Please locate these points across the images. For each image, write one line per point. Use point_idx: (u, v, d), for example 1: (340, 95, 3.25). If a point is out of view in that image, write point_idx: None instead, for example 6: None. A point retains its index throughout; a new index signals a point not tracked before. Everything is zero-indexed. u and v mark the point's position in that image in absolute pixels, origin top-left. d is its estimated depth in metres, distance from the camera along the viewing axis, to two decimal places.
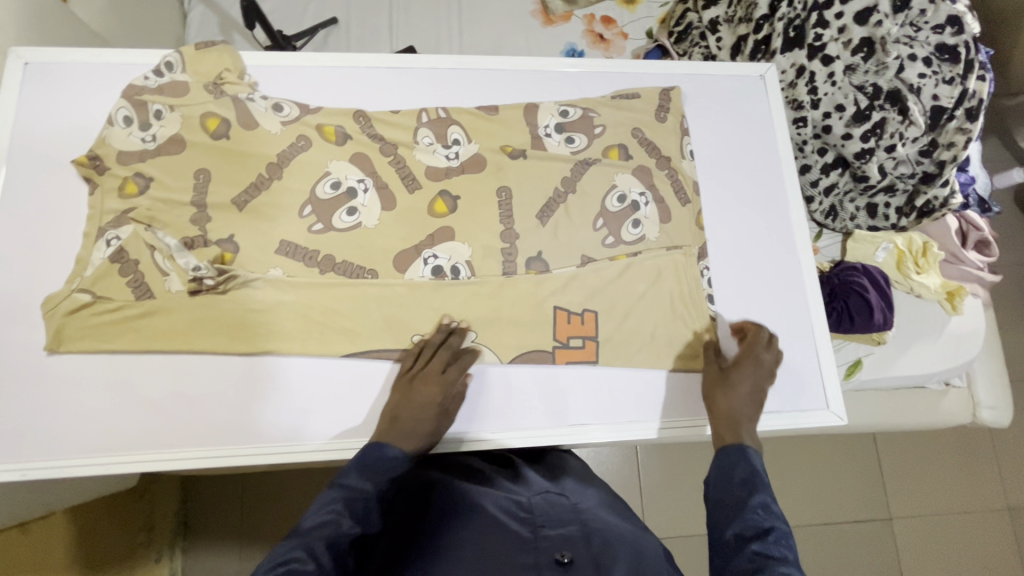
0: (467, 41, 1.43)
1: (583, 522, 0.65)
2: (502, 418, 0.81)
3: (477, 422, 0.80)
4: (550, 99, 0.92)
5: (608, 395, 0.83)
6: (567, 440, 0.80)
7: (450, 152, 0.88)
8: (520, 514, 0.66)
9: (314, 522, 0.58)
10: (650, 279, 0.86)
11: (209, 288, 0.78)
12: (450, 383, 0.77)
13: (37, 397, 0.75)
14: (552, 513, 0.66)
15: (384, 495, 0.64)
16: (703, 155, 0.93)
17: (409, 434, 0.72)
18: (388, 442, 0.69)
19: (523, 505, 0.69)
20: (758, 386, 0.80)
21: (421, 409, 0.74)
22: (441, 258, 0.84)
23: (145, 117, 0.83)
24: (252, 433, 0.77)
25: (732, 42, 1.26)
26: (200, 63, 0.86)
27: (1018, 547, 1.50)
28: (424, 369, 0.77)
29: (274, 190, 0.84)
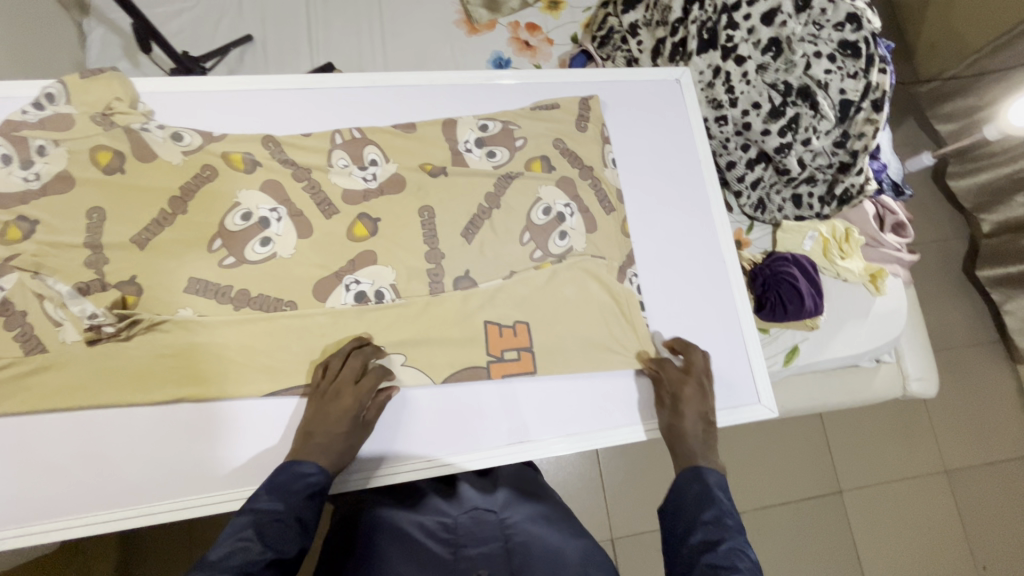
0: (392, 53, 1.40)
1: (503, 537, 0.70)
2: (454, 440, 0.79)
3: (426, 447, 0.78)
4: (469, 114, 0.91)
5: (553, 407, 0.82)
6: (520, 457, 0.79)
7: (367, 173, 0.85)
8: (445, 534, 0.70)
9: (221, 554, 0.55)
10: (574, 284, 0.86)
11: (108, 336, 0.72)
12: (367, 393, 0.73)
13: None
14: (476, 529, 0.71)
15: (303, 514, 0.63)
16: (625, 161, 0.94)
17: (321, 450, 0.69)
18: (300, 460, 0.67)
19: (449, 524, 0.72)
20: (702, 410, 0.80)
21: (336, 426, 0.71)
22: (364, 283, 0.81)
23: (26, 155, 0.77)
24: (170, 487, 0.72)
25: (652, 44, 1.28)
26: (88, 93, 0.79)
27: (957, 507, 1.59)
28: (339, 382, 0.73)
29: (180, 225, 0.79)
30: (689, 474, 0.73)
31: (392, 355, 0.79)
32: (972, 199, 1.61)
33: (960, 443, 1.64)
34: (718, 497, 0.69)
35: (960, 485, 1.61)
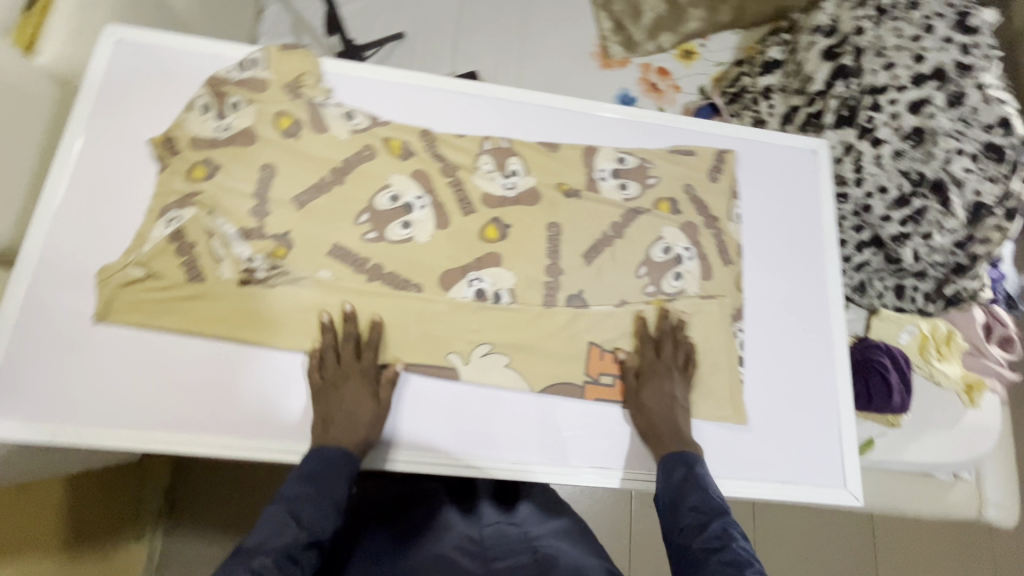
0: (527, 71, 1.48)
1: (533, 549, 0.70)
2: (464, 442, 0.79)
3: (427, 445, 0.79)
4: (610, 145, 0.95)
5: (599, 438, 0.81)
6: (563, 481, 0.79)
7: (507, 181, 0.90)
8: (472, 548, 0.70)
9: (258, 539, 0.59)
10: (681, 326, 0.87)
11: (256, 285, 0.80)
12: (369, 371, 0.77)
13: (71, 362, 0.76)
14: (504, 544, 0.71)
15: (331, 492, 0.67)
16: (750, 218, 0.95)
17: (342, 428, 0.73)
18: (325, 441, 0.71)
19: (477, 540, 0.73)
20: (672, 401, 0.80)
21: (352, 404, 0.74)
22: (485, 282, 0.85)
23: (222, 108, 0.87)
24: (274, 430, 0.77)
25: (784, 110, 1.28)
26: (282, 64, 0.90)
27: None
28: (337, 363, 0.77)
29: (335, 193, 0.85)
30: (676, 457, 0.74)
31: (497, 355, 0.82)
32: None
33: None
34: (704, 483, 0.70)
35: None
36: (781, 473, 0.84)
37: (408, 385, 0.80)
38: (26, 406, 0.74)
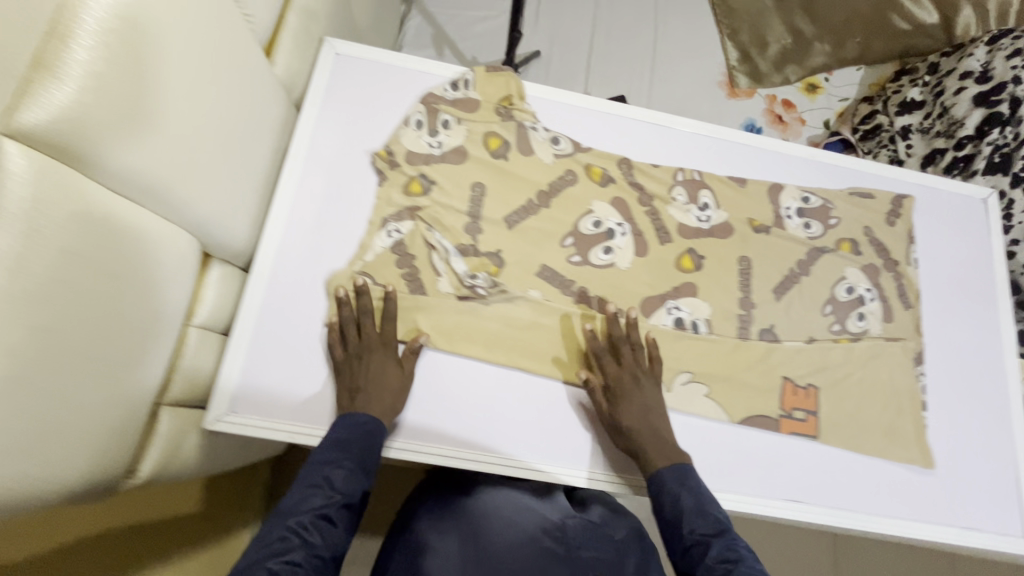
0: (657, 96, 1.50)
1: (615, 551, 0.70)
2: (453, 424, 0.79)
3: (445, 431, 0.79)
4: (794, 183, 0.98)
5: (698, 453, 0.82)
6: (753, 508, 0.81)
7: (701, 214, 0.93)
8: (554, 532, 0.70)
9: (295, 500, 0.63)
10: (868, 367, 0.89)
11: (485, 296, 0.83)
12: (394, 347, 0.78)
13: (304, 366, 0.79)
14: (583, 534, 0.71)
15: (364, 462, 0.69)
16: (928, 264, 0.97)
17: (376, 400, 0.74)
18: (356, 410, 0.73)
19: (557, 524, 0.72)
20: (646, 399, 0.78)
21: (379, 375, 0.76)
22: (683, 311, 0.88)
23: (434, 125, 0.90)
24: (490, 442, 0.79)
25: (926, 152, 1.31)
26: (489, 85, 0.93)
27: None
28: (383, 339, 0.78)
29: (542, 216, 0.88)
30: (671, 475, 0.72)
31: (696, 385, 0.84)
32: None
33: None
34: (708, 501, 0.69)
35: None
36: (966, 519, 0.85)
37: None
38: (263, 407, 0.77)
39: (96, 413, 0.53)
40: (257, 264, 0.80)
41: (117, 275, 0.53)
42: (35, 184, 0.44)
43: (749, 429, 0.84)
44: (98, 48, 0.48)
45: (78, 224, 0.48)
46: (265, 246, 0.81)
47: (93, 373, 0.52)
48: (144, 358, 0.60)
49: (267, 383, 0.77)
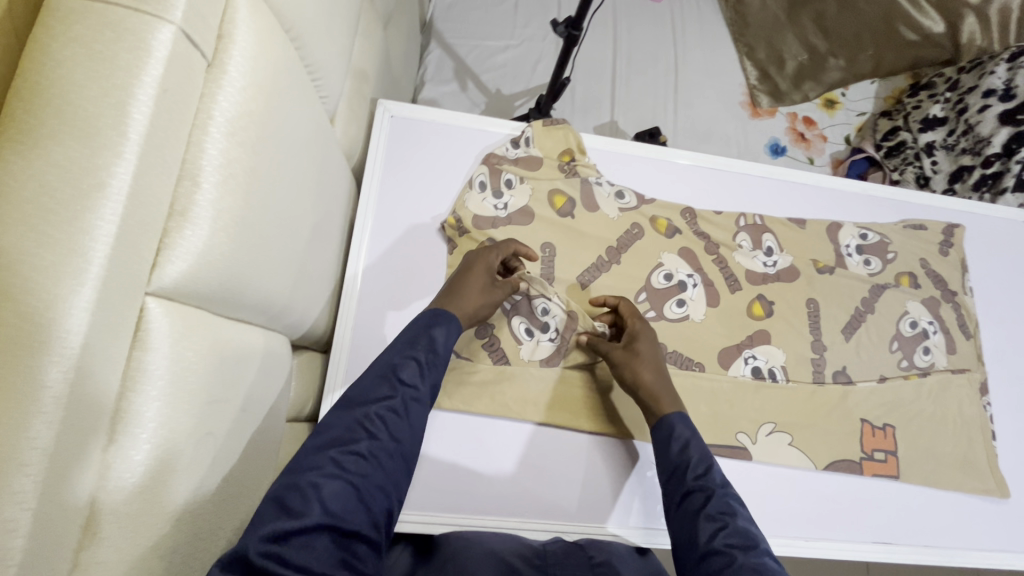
0: (682, 120, 1.50)
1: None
2: (453, 493, 0.75)
3: (440, 500, 0.74)
4: (850, 221, 0.99)
5: (781, 503, 0.82)
6: (845, 556, 0.81)
7: (767, 259, 0.93)
8: (534, 561, 0.64)
9: (325, 439, 0.51)
10: (938, 401, 0.91)
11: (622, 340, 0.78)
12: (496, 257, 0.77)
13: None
14: (566, 564, 0.64)
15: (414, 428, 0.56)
16: (981, 291, 1.00)
17: (467, 291, 0.71)
18: (444, 298, 0.69)
19: (536, 551, 0.68)
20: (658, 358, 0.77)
21: (472, 273, 0.73)
22: (759, 359, 0.88)
23: (498, 185, 0.88)
24: (583, 511, 0.78)
25: (952, 169, 1.34)
26: (547, 139, 0.91)
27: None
28: (485, 248, 0.77)
29: (614, 272, 0.88)
30: (677, 418, 0.68)
31: (780, 434, 0.85)
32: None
33: None
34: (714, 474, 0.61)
35: None
36: None
37: None
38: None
39: (229, 533, 0.51)
40: (336, 346, 0.78)
41: (240, 401, 0.52)
42: (177, 339, 0.42)
43: (829, 474, 0.85)
44: (221, 181, 0.45)
45: (211, 366, 0.46)
46: (342, 327, 0.79)
47: (229, 470, 0.50)
48: (257, 469, 0.57)
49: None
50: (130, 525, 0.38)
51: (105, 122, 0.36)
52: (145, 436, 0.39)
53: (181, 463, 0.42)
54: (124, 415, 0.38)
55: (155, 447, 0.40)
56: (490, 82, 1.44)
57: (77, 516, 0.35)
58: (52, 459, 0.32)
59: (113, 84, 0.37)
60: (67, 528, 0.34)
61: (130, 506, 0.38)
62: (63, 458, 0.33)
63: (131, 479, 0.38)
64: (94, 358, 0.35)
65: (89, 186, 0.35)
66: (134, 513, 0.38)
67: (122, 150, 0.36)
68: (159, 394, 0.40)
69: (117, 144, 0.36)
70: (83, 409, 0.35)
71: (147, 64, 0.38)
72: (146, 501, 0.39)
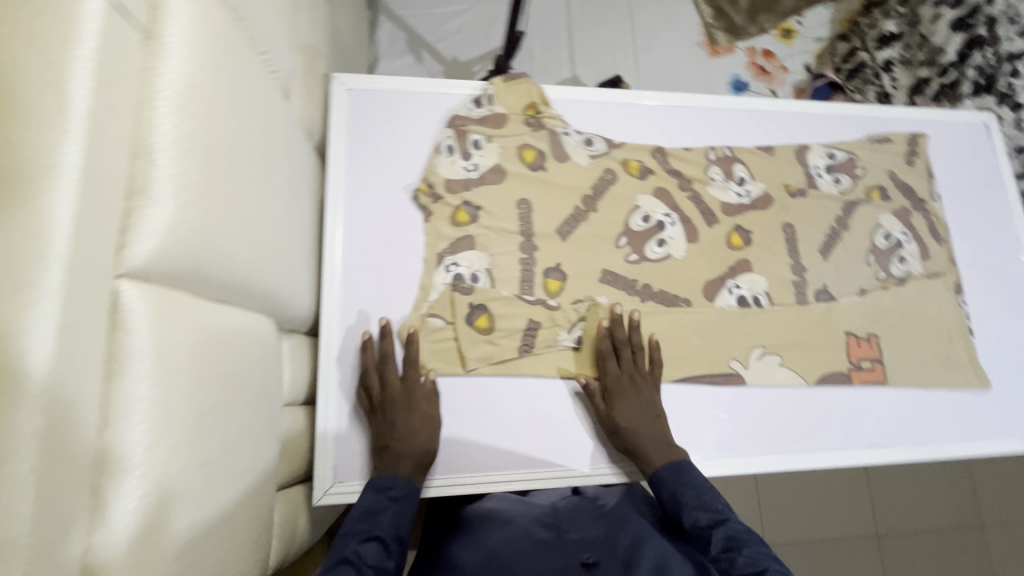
0: (643, 66, 1.49)
1: (606, 526, 0.75)
2: (478, 454, 0.77)
3: (455, 463, 0.76)
4: (817, 141, 0.99)
5: (775, 422, 0.85)
6: (845, 461, 0.84)
7: (740, 189, 0.94)
8: (548, 521, 0.77)
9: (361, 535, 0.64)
10: (917, 307, 0.94)
11: (626, 368, 0.79)
12: (426, 394, 0.76)
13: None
14: (577, 518, 0.77)
15: (393, 535, 0.66)
16: (949, 196, 1.02)
17: (404, 459, 0.71)
18: (384, 474, 0.70)
19: (550, 512, 0.79)
20: (649, 410, 0.77)
21: (409, 434, 0.72)
22: (743, 288, 0.90)
23: (465, 148, 0.87)
24: (593, 456, 0.80)
25: (910, 83, 1.36)
26: (509, 95, 0.90)
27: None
28: (408, 394, 0.74)
29: (591, 221, 0.88)
30: (667, 470, 0.73)
31: (770, 356, 0.87)
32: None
33: None
34: (713, 496, 0.70)
35: None
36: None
37: (699, 394, 0.84)
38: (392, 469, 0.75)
39: (243, 519, 0.52)
40: (324, 330, 0.77)
41: (235, 382, 0.52)
42: (157, 320, 0.41)
43: (819, 389, 0.88)
44: (179, 154, 0.43)
45: (198, 345, 0.46)
46: (329, 307, 0.78)
47: (234, 455, 0.51)
48: (266, 455, 0.58)
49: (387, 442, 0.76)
50: (144, 504, 0.38)
51: (45, 99, 0.35)
52: (140, 417, 0.39)
53: (185, 445, 0.43)
54: (116, 400, 0.38)
55: (151, 426, 0.39)
56: (445, 50, 1.41)
57: (83, 501, 0.35)
58: (44, 449, 0.32)
59: (45, 58, 0.35)
60: (74, 513, 0.34)
61: (138, 487, 0.38)
62: (57, 441, 0.33)
63: (132, 461, 0.38)
64: (74, 340, 0.35)
65: (36, 168, 0.34)
66: (145, 485, 0.38)
67: (67, 127, 0.35)
68: (148, 373, 0.40)
69: (60, 122, 0.35)
70: (71, 393, 0.34)
71: (78, 35, 0.36)
72: (151, 473, 0.39)
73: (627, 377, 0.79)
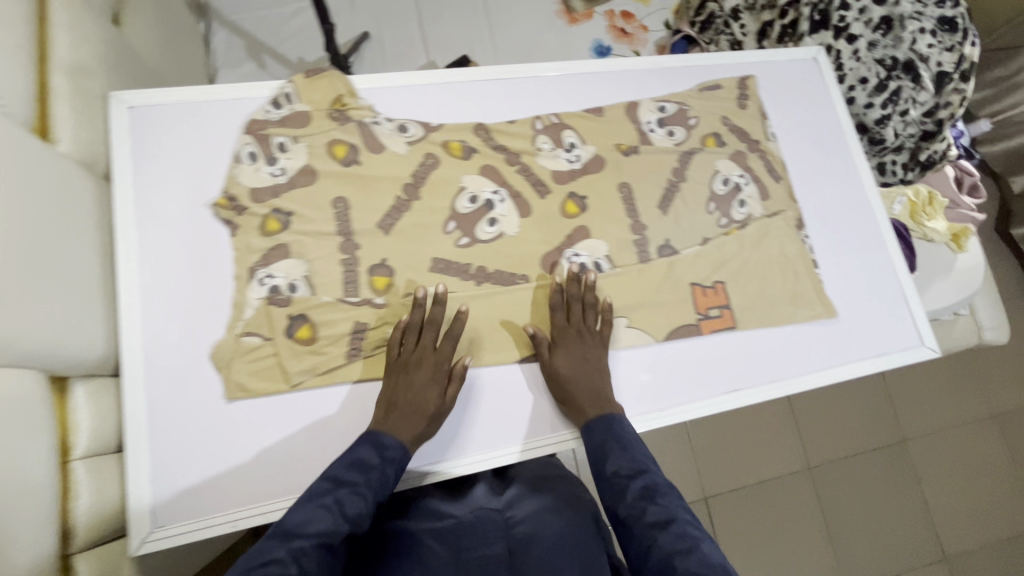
0: (500, 43, 1.46)
1: (508, 543, 0.72)
2: (310, 470, 0.74)
3: (286, 484, 0.73)
4: (647, 96, 0.98)
5: (624, 387, 0.84)
6: (705, 412, 0.84)
7: (570, 155, 0.92)
8: (450, 537, 0.73)
9: (302, 518, 0.59)
10: (761, 248, 0.95)
11: (574, 322, 0.82)
12: (443, 358, 0.78)
13: (254, 444, 0.73)
14: (482, 532, 0.73)
15: (378, 491, 0.66)
16: (783, 134, 1.03)
17: (409, 418, 0.73)
18: (383, 431, 0.71)
19: (456, 527, 0.75)
20: (591, 362, 0.81)
21: (420, 398, 0.74)
22: (583, 256, 0.88)
23: (269, 152, 0.82)
24: (467, 445, 0.80)
25: (757, 28, 1.36)
26: (313, 90, 0.86)
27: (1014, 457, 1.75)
28: (404, 362, 0.76)
29: (415, 210, 0.85)
30: (599, 425, 0.75)
31: (617, 319, 0.86)
32: (1001, 162, 1.79)
33: (1011, 388, 1.80)
34: (637, 445, 0.73)
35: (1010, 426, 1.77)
36: (871, 350, 0.95)
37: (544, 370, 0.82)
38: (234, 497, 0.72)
39: None
40: (126, 369, 0.71)
41: None
42: None
43: (668, 345, 0.87)
44: None
45: None
46: (129, 343, 0.72)
47: None
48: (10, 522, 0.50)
49: (231, 467, 0.73)
50: None
51: None
52: None
53: None
54: None
55: None
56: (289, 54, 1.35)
57: None
58: None
59: None
60: None
61: None
62: None
63: None
64: None
65: None
66: None
67: None
68: None
69: None
70: None
71: None
72: None
73: (573, 330, 0.82)
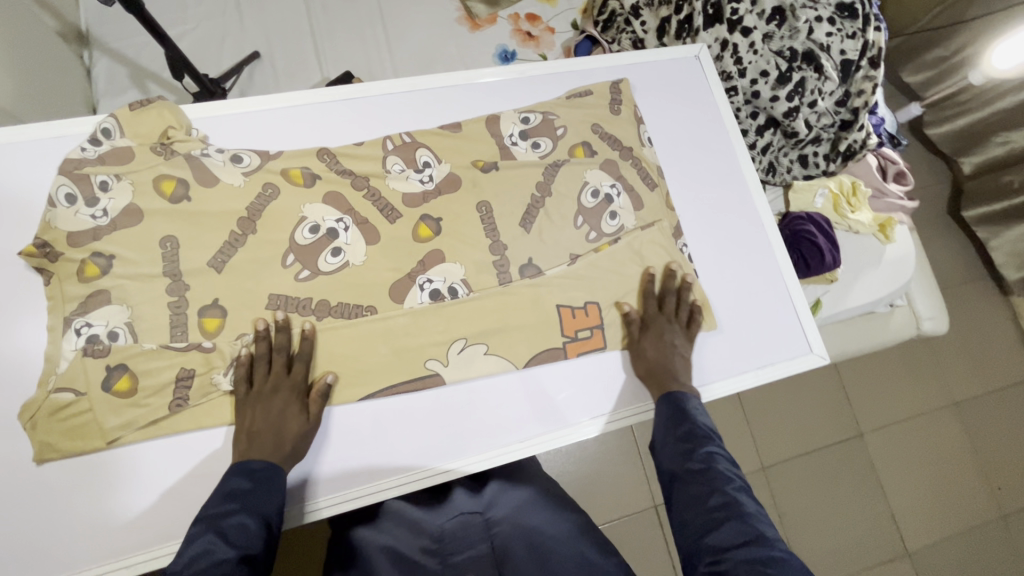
0: (398, 55, 1.41)
1: (490, 539, 0.67)
2: (134, 530, 0.71)
3: (108, 547, 0.70)
4: (510, 108, 0.94)
5: (483, 417, 0.82)
6: (558, 443, 0.82)
7: (423, 175, 0.88)
8: (432, 543, 0.67)
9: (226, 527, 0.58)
10: (633, 262, 0.90)
11: (667, 310, 0.87)
12: (299, 382, 0.75)
13: (74, 508, 0.71)
14: (463, 533, 0.67)
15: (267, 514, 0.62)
16: (660, 139, 0.98)
17: (273, 446, 0.70)
18: (246, 459, 0.67)
19: (435, 534, 0.69)
20: (671, 348, 0.84)
21: (278, 421, 0.71)
22: (436, 281, 0.84)
23: (90, 192, 0.77)
24: (350, 477, 0.77)
25: (657, 24, 1.32)
26: (139, 124, 0.79)
27: (976, 446, 1.64)
28: (253, 392, 0.73)
29: (251, 244, 0.80)
30: (664, 404, 0.76)
31: (474, 346, 0.82)
32: (949, 144, 1.71)
33: (972, 375, 1.69)
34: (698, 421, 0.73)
35: (969, 413, 1.66)
36: (756, 361, 0.91)
37: (401, 406, 0.80)
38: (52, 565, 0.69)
39: None
40: None
41: None
42: None
43: (527, 371, 0.84)
44: None
45: None
46: None
47: None
48: None
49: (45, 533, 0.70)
50: None
51: None
52: None
53: None
54: None
55: None
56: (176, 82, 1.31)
57: None
58: None
59: None
60: None
61: None
62: None
63: None
64: None
65: None
66: None
67: None
68: None
69: None
70: None
71: None
72: None
73: (664, 317, 0.87)
